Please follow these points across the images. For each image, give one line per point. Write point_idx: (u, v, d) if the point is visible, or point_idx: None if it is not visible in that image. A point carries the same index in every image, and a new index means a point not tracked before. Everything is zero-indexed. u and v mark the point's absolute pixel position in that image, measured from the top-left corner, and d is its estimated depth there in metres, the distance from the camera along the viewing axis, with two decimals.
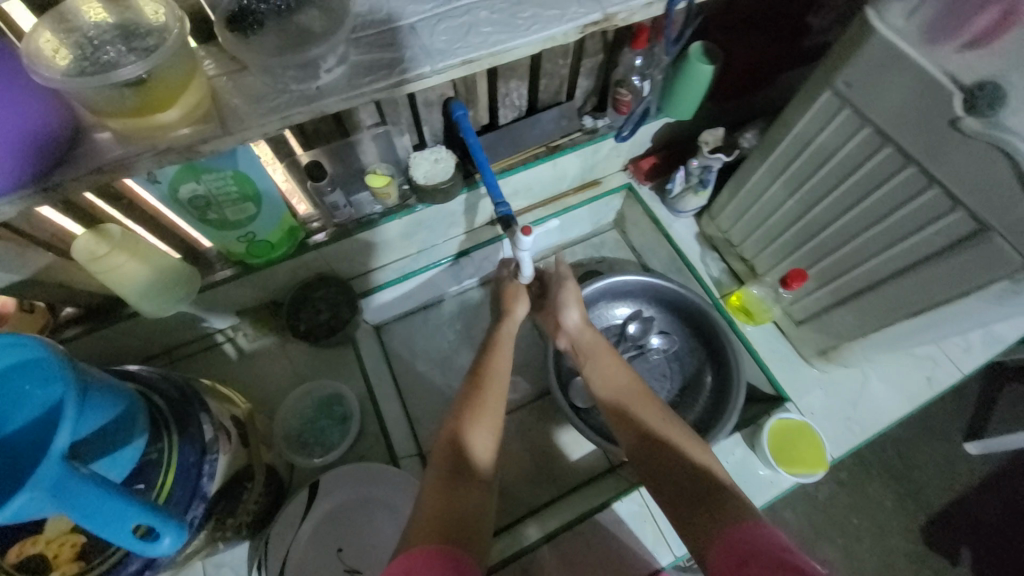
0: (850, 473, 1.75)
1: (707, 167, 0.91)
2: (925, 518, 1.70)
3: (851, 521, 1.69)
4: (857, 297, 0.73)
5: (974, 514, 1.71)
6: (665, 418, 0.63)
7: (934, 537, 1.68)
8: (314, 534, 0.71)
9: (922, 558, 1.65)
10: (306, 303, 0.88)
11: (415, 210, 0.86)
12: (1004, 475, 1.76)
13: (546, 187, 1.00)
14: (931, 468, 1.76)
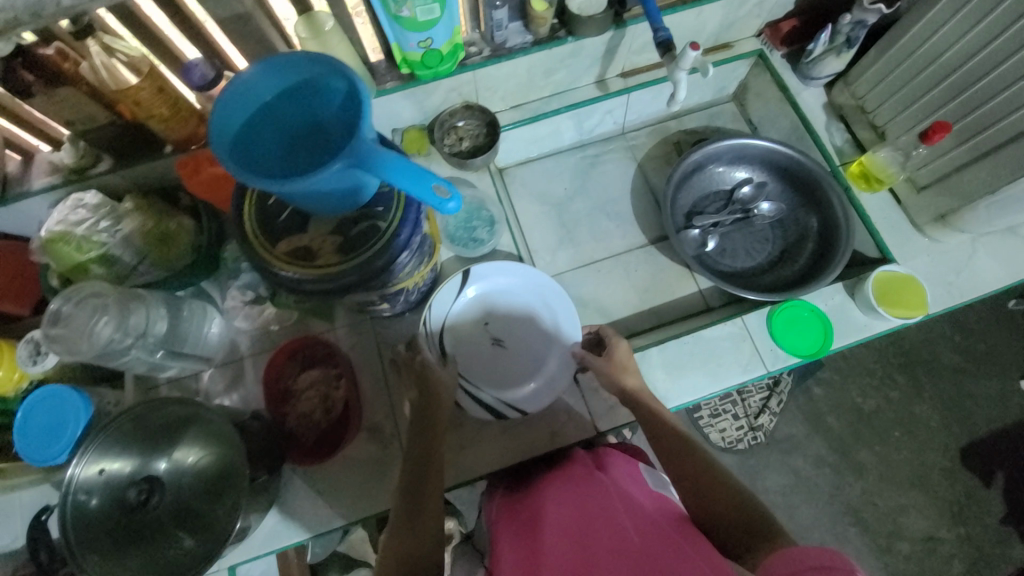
0: (901, 392, 1.80)
1: (860, 21, 0.90)
2: (966, 441, 1.77)
3: (893, 434, 1.77)
4: (996, 151, 0.78)
5: (1018, 444, 1.76)
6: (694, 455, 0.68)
7: (971, 458, 1.76)
8: (467, 308, 0.87)
9: (955, 473, 1.75)
10: (449, 128, 0.97)
11: (564, 42, 0.91)
12: None
13: (683, 39, 1.00)
14: (982, 398, 1.80)
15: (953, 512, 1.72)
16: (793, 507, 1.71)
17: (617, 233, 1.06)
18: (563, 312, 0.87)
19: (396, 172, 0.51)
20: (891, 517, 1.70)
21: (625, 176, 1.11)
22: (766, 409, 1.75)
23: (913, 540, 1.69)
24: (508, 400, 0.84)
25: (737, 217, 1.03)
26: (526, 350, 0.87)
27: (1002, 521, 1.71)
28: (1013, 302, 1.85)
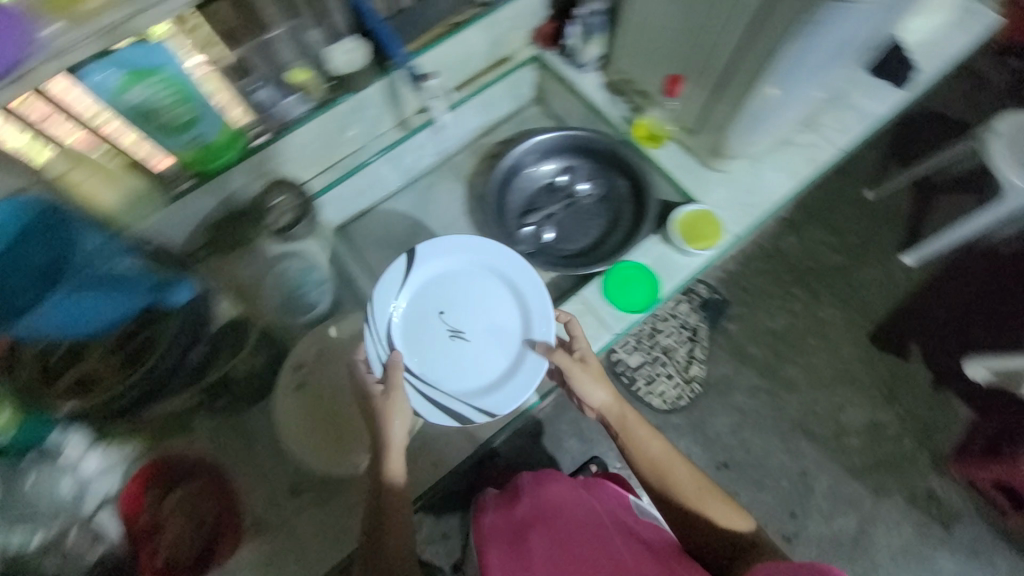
0: (802, 303, 1.92)
1: (591, 12, 1.04)
2: (873, 326, 1.88)
3: (806, 341, 1.89)
4: (726, 84, 0.87)
5: (920, 314, 1.87)
6: (694, 482, 0.81)
7: (882, 339, 1.86)
8: (417, 301, 0.89)
9: (874, 358, 1.85)
10: (266, 209, 0.96)
11: (340, 100, 0.95)
12: (946, 275, 1.90)
13: (460, 67, 1.10)
14: (872, 285, 1.93)
15: (885, 394, 1.80)
16: (746, 441, 1.77)
17: None
18: (535, 296, 0.89)
19: (115, 292, 0.82)
20: (832, 418, 1.78)
21: (458, 198, 1.19)
22: (694, 360, 1.82)
23: (859, 432, 1.76)
24: (466, 394, 0.86)
25: (563, 204, 1.13)
26: (484, 340, 0.89)
27: (934, 387, 1.79)
28: (868, 193, 2.01)
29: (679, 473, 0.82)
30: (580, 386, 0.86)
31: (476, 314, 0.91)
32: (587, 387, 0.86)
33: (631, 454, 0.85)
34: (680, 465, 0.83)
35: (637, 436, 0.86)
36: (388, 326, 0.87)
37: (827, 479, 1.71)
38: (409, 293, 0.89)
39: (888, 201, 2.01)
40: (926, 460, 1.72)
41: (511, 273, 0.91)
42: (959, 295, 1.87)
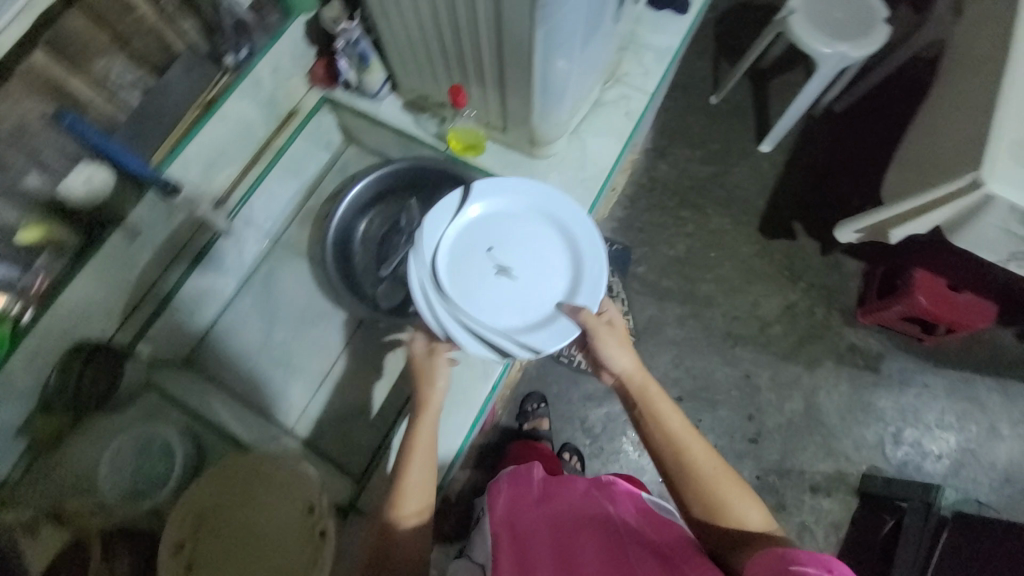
0: (694, 222, 1.90)
1: (350, 39, 0.91)
2: (758, 220, 1.89)
3: (710, 255, 1.88)
4: (503, 79, 0.81)
5: (793, 192, 1.89)
6: (708, 454, 0.68)
7: (768, 226, 1.89)
8: (469, 233, 0.86)
9: (767, 248, 1.87)
10: (76, 381, 0.83)
11: (106, 236, 0.82)
12: (803, 146, 1.92)
13: (240, 142, 0.97)
14: (746, 181, 1.93)
15: (786, 275, 1.84)
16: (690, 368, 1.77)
17: (332, 333, 1.06)
18: (584, 240, 0.85)
19: None
20: (753, 315, 1.81)
21: (305, 277, 1.08)
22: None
23: (778, 319, 1.80)
24: (517, 327, 0.82)
25: (414, 243, 1.03)
26: (533, 279, 0.85)
27: (823, 253, 1.84)
28: (714, 98, 1.99)
29: (696, 448, 0.68)
30: (602, 353, 0.78)
31: (520, 254, 0.86)
32: (604, 352, 0.78)
33: (647, 425, 0.72)
34: (698, 442, 0.69)
35: (655, 399, 0.74)
36: (434, 253, 0.83)
37: (768, 372, 1.76)
38: (461, 224, 0.86)
39: (732, 101, 2.00)
40: (839, 320, 1.78)
41: (562, 216, 0.86)
42: (818, 160, 1.91)
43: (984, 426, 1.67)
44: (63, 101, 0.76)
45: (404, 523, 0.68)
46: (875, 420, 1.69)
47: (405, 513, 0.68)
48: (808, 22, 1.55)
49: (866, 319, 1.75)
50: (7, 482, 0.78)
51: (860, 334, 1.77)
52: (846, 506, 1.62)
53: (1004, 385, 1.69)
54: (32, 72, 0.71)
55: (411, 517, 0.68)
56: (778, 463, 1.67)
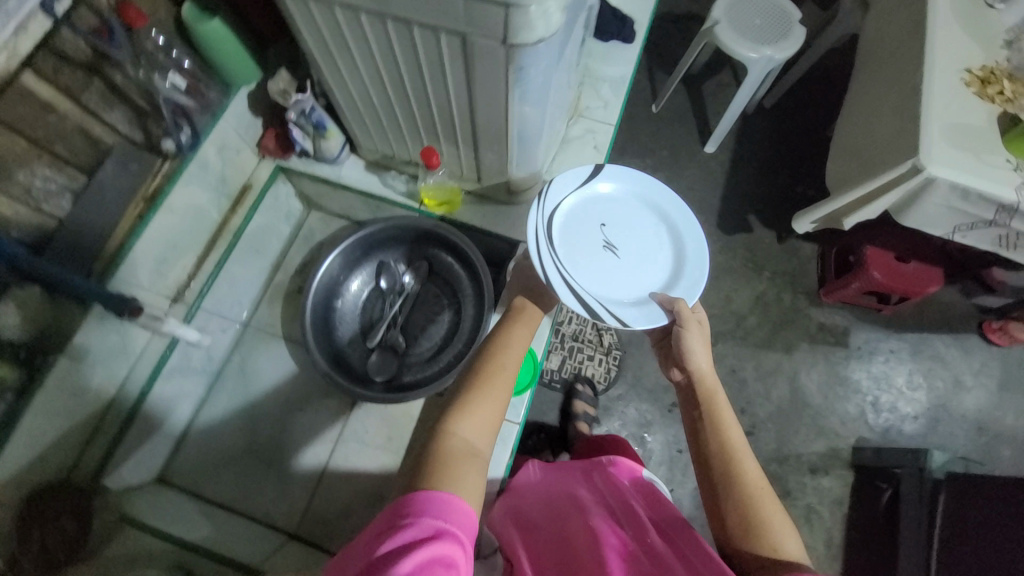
0: None
1: (302, 110, 0.86)
2: (715, 218, 1.75)
3: None
4: (476, 136, 0.79)
5: (743, 187, 1.78)
6: (746, 465, 0.61)
7: (726, 221, 1.75)
8: (586, 206, 0.82)
9: (730, 245, 1.73)
10: (41, 541, 0.68)
11: (57, 360, 0.72)
12: (744, 138, 1.82)
13: (192, 231, 0.89)
14: (696, 180, 1.78)
15: (751, 267, 1.71)
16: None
17: (323, 416, 1.00)
18: (690, 240, 0.81)
19: None
20: (726, 310, 1.67)
21: (285, 360, 1.02)
22: (603, 330, 1.53)
23: (752, 310, 1.67)
24: (612, 300, 0.76)
25: (399, 304, 1.01)
26: (634, 265, 0.79)
27: (779, 241, 1.73)
28: (654, 106, 1.83)
29: (747, 464, 0.61)
30: (686, 343, 0.71)
31: (627, 236, 0.81)
32: (689, 341, 0.71)
33: (702, 426, 0.65)
34: (751, 460, 0.62)
35: (709, 400, 0.67)
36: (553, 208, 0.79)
37: (751, 364, 1.62)
38: (582, 193, 0.82)
39: (671, 107, 1.84)
40: (806, 302, 1.67)
41: (671, 214, 0.82)
42: (760, 156, 1.81)
43: (950, 381, 1.60)
44: None
45: (462, 429, 0.57)
46: (854, 393, 1.59)
47: (466, 423, 0.57)
48: (734, 32, 1.47)
49: (829, 298, 1.66)
50: None
51: (825, 314, 1.67)
52: (846, 481, 1.51)
53: (959, 338, 1.64)
54: None
55: (472, 427, 0.57)
56: (776, 453, 1.54)
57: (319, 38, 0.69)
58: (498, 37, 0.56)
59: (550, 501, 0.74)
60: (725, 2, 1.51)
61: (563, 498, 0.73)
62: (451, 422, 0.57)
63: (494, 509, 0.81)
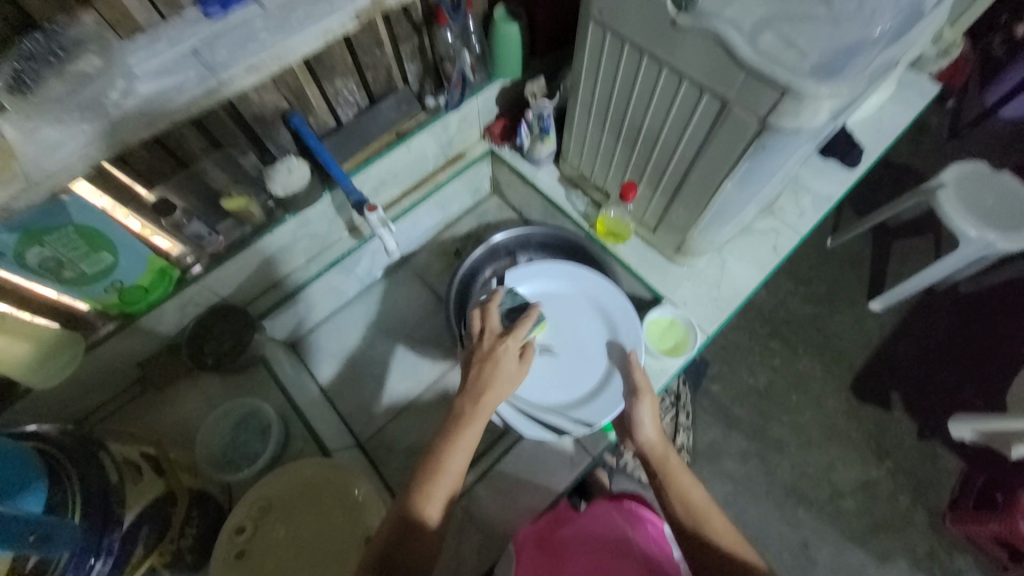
0: (782, 357, 1.57)
1: (541, 113, 1.00)
2: (852, 376, 1.54)
3: (791, 397, 1.52)
4: (680, 190, 0.84)
5: (898, 359, 1.56)
6: (719, 517, 0.64)
7: (863, 388, 1.52)
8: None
9: (858, 413, 1.50)
10: (207, 338, 0.92)
11: (286, 219, 0.90)
12: (919, 312, 1.61)
13: (412, 171, 1.06)
14: (847, 330, 1.60)
15: (872, 448, 1.46)
16: (741, 514, 1.40)
17: (424, 360, 1.11)
18: (613, 301, 0.94)
19: None
20: (824, 478, 1.43)
21: (415, 303, 1.16)
22: (680, 428, 1.40)
23: (854, 493, 1.42)
24: (564, 403, 0.89)
25: None
26: (580, 350, 0.93)
27: (918, 436, 1.47)
28: (830, 240, 1.71)
29: (711, 516, 0.64)
30: (635, 413, 0.78)
31: (570, 330, 0.94)
32: (640, 413, 0.78)
33: (665, 494, 0.69)
34: (715, 514, 0.64)
35: (675, 466, 0.71)
36: None
37: (829, 549, 1.36)
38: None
39: (847, 249, 1.71)
40: (924, 518, 1.39)
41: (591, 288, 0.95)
42: (932, 341, 1.58)
43: None
44: (297, 102, 0.85)
45: (434, 501, 0.62)
46: None
47: (436, 494, 0.62)
48: (959, 199, 1.35)
49: (956, 528, 1.34)
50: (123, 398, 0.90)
51: (945, 545, 1.36)
52: None
53: None
54: (288, 73, 0.79)
55: (440, 497, 0.62)
56: None
57: (594, 62, 0.81)
58: (759, 114, 0.62)
59: (590, 542, 0.74)
60: (961, 168, 1.39)
61: (603, 543, 0.74)
62: (421, 496, 0.62)
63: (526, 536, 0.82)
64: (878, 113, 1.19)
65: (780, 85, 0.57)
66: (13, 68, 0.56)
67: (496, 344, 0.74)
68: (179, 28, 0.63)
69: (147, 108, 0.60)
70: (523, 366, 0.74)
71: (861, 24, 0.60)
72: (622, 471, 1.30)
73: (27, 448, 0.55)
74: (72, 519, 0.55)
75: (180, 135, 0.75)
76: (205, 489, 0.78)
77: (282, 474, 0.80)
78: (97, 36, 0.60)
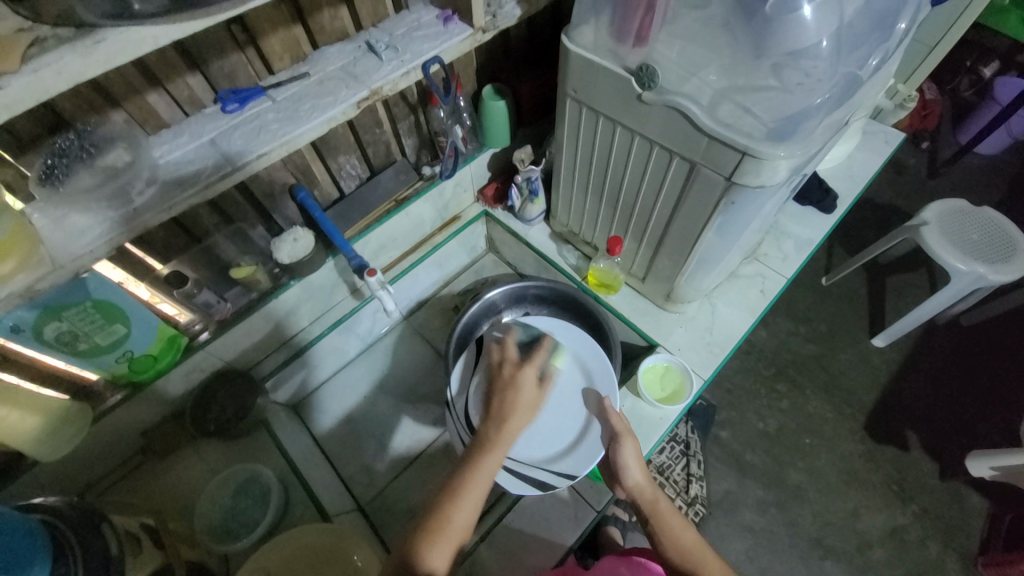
0: (789, 399, 1.55)
1: (529, 177, 1.07)
2: (863, 416, 1.51)
3: (803, 441, 1.49)
4: (662, 243, 0.89)
5: (908, 396, 1.53)
6: (712, 560, 0.67)
7: (876, 428, 1.49)
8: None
9: (875, 455, 1.46)
10: (213, 403, 0.94)
11: (290, 285, 0.94)
12: (923, 347, 1.61)
13: (411, 233, 1.13)
14: (852, 368, 1.59)
15: (895, 491, 1.41)
16: (765, 569, 1.32)
17: (427, 416, 1.12)
18: (583, 345, 0.88)
19: None
20: (848, 527, 1.37)
21: (416, 360, 1.19)
22: (692, 478, 1.37)
23: (882, 542, 1.35)
24: (541, 459, 0.82)
25: None
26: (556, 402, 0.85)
27: (941, 477, 1.41)
28: (823, 279, 1.75)
29: (703, 559, 0.67)
30: (621, 459, 0.74)
31: None
32: (624, 458, 0.74)
33: (657, 538, 0.70)
34: (708, 556, 0.68)
35: (666, 513, 0.71)
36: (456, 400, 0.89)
37: None
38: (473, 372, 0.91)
39: (843, 287, 1.74)
40: (959, 567, 1.31)
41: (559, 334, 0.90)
42: (940, 376, 1.56)
43: None
44: (303, 178, 0.92)
45: (441, 548, 0.59)
46: None
47: (445, 539, 0.59)
48: (941, 236, 1.39)
49: None
50: (123, 469, 0.90)
51: None
52: None
53: None
54: (295, 154, 0.87)
55: (447, 545, 0.59)
56: None
57: (574, 132, 0.88)
58: (725, 173, 0.68)
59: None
60: (940, 206, 1.45)
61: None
62: (426, 546, 0.59)
63: None
64: (847, 161, 1.26)
65: (740, 148, 0.63)
66: (48, 164, 0.64)
67: (515, 373, 0.76)
68: (201, 126, 0.72)
69: (167, 193, 0.65)
70: (541, 395, 0.75)
71: (806, 93, 0.63)
72: (635, 526, 1.24)
73: (33, 522, 0.55)
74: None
75: (194, 213, 0.81)
76: (201, 561, 0.78)
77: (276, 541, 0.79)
78: (125, 134, 0.67)
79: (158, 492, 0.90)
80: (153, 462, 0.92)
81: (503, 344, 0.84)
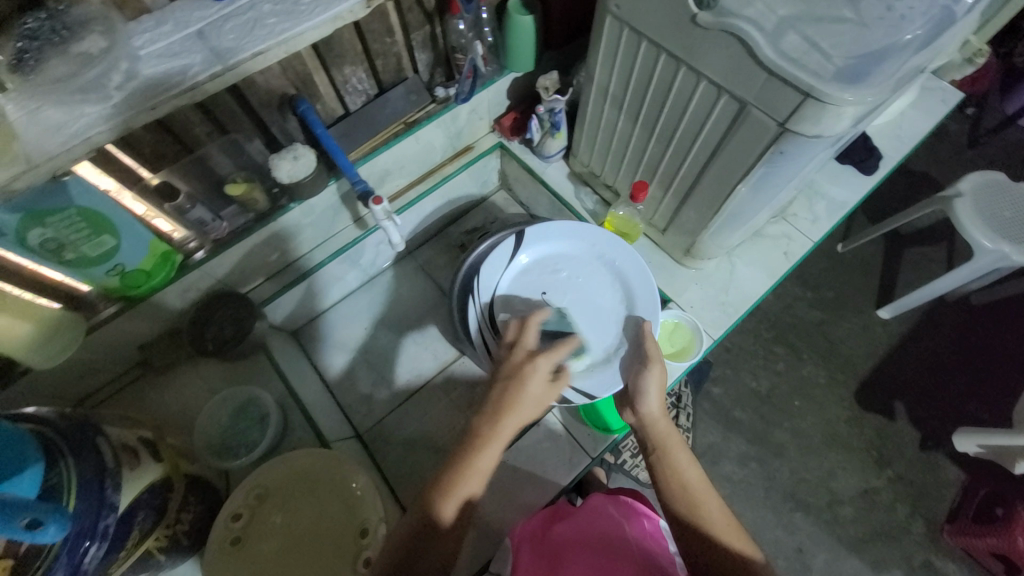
0: (785, 361, 1.55)
1: (552, 109, 0.98)
2: (856, 383, 1.52)
3: (793, 404, 1.50)
4: (691, 193, 0.83)
5: (904, 368, 1.53)
6: (721, 505, 0.62)
7: (867, 396, 1.50)
8: (528, 274, 0.88)
9: (861, 422, 1.48)
10: (208, 323, 0.92)
11: (290, 208, 0.88)
12: (929, 322, 1.58)
13: (420, 162, 1.05)
14: (854, 336, 1.57)
15: (874, 456, 1.44)
16: (738, 516, 1.39)
17: (427, 353, 1.11)
18: (628, 263, 0.88)
19: None
20: (823, 485, 1.42)
21: (418, 295, 1.16)
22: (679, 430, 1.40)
23: (853, 500, 1.40)
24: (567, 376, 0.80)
25: None
26: (591, 317, 0.85)
27: (921, 447, 1.45)
28: (841, 245, 1.68)
29: (708, 502, 0.62)
30: (641, 382, 0.73)
31: (578, 295, 0.87)
32: (646, 382, 0.72)
33: (661, 473, 0.66)
34: (713, 500, 0.63)
35: (677, 454, 0.66)
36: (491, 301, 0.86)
37: (825, 555, 1.35)
38: (512, 272, 0.88)
39: (859, 256, 1.68)
40: (922, 528, 1.37)
41: (614, 255, 0.89)
42: (941, 352, 1.55)
43: None
44: (304, 89, 0.83)
45: (451, 497, 0.60)
46: None
47: (456, 491, 0.60)
48: (977, 209, 1.31)
49: (953, 541, 1.33)
50: (121, 381, 0.91)
51: (942, 557, 1.34)
52: None
53: None
54: (295, 58, 0.77)
55: (456, 495, 0.61)
56: None
57: (610, 55, 0.78)
58: (779, 117, 0.60)
59: (582, 541, 0.73)
60: (980, 177, 1.35)
61: (597, 541, 0.72)
62: (444, 493, 0.60)
63: (522, 539, 0.79)
64: (898, 119, 1.16)
65: (803, 89, 0.55)
66: (18, 48, 0.55)
67: (524, 362, 0.67)
68: (186, 13, 0.63)
69: (150, 90, 0.59)
70: (553, 389, 0.67)
71: (889, 26, 0.58)
72: (620, 470, 1.27)
73: (25, 431, 0.54)
74: (66, 505, 0.53)
75: (184, 120, 0.74)
76: (202, 475, 0.79)
77: (274, 462, 0.81)
78: (100, 15, 0.58)
79: (155, 405, 0.90)
80: (150, 376, 0.92)
81: (521, 324, 0.73)
